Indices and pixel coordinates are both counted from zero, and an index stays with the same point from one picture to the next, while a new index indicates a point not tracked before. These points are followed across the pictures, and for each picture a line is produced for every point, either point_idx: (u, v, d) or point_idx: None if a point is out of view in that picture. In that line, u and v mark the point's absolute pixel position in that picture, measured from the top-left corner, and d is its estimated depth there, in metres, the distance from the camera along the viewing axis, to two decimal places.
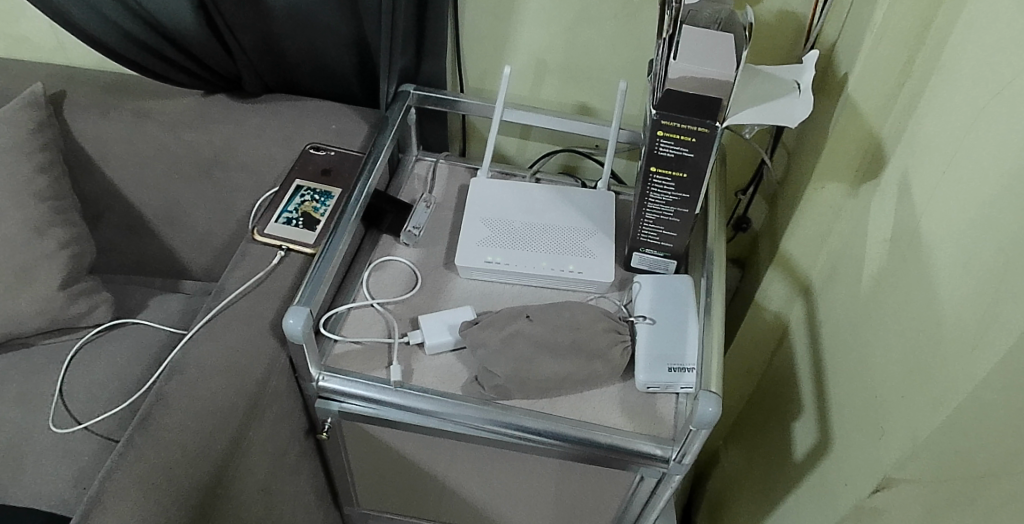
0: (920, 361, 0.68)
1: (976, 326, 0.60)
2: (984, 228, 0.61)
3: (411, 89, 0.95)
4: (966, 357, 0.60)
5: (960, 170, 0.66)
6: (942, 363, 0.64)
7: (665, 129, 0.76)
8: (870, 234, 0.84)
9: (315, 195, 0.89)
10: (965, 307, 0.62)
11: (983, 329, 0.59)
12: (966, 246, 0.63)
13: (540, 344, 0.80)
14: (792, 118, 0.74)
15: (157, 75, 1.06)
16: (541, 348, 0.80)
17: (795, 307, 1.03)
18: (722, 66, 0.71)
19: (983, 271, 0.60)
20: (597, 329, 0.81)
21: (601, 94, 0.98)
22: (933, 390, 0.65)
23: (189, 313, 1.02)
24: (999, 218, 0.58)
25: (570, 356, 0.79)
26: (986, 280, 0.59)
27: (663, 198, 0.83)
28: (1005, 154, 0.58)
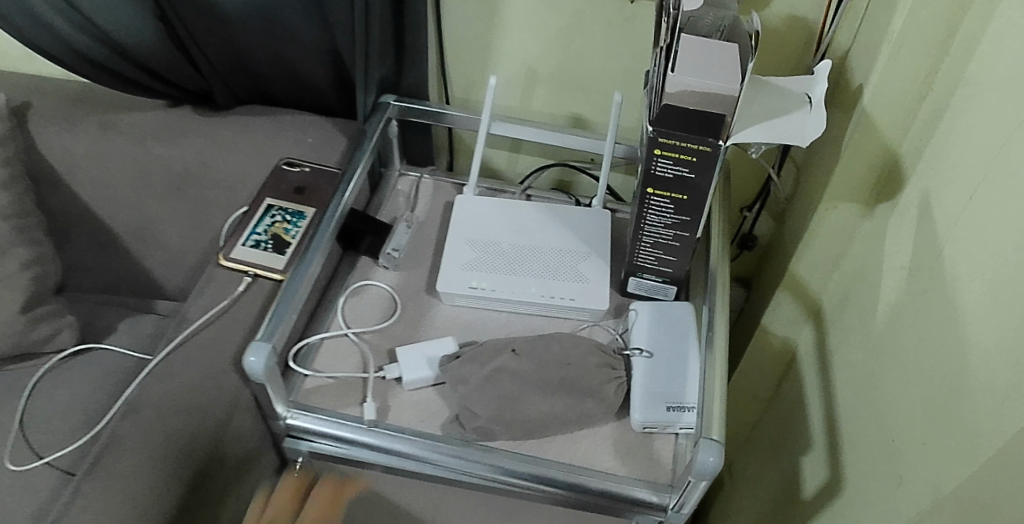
0: (945, 407, 0.61)
1: (1007, 374, 0.53)
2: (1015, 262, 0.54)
3: (392, 101, 0.89)
4: (996, 408, 0.53)
5: (989, 194, 0.59)
6: (969, 413, 0.57)
7: (662, 148, 0.69)
8: (886, 259, 0.77)
9: (287, 216, 0.83)
10: (996, 351, 0.55)
11: (1014, 379, 0.51)
12: (995, 282, 0.56)
13: (526, 380, 0.74)
14: (803, 136, 0.67)
15: (126, 86, 1.00)
16: (527, 386, 0.74)
17: (803, 331, 0.96)
18: (725, 80, 0.64)
19: (1014, 313, 0.53)
20: (588, 365, 0.75)
21: (595, 106, 0.92)
22: (959, 442, 0.58)
23: (157, 336, 0.97)
24: None
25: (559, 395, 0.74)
26: (1018, 324, 0.52)
27: (661, 220, 0.77)
28: None
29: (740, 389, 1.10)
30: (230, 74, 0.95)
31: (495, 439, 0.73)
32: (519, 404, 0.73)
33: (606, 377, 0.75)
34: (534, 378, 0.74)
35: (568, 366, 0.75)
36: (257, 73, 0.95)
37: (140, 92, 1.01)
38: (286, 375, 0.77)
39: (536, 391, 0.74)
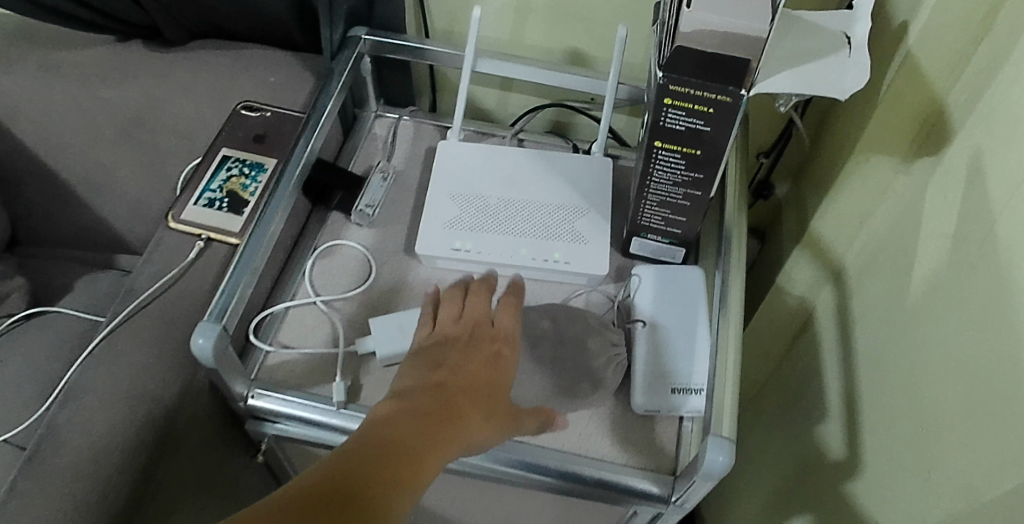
0: (996, 404, 0.54)
1: None
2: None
3: (363, 34, 0.78)
4: None
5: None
6: None
7: (673, 96, 0.59)
8: (926, 222, 0.67)
9: (244, 169, 0.74)
10: None
11: None
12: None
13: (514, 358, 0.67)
14: (842, 90, 0.58)
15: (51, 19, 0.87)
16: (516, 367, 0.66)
17: (823, 292, 0.88)
18: (751, 18, 0.54)
19: None
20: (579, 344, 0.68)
21: (596, 40, 0.81)
22: (1013, 448, 0.51)
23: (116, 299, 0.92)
24: None
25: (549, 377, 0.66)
26: None
27: (670, 177, 0.67)
28: None
29: (752, 347, 1.03)
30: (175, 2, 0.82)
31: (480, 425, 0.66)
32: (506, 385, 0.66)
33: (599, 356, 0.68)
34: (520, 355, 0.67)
35: (558, 343, 0.68)
36: (205, 3, 0.82)
37: (77, 24, 0.87)
38: (249, 350, 0.69)
39: (524, 371, 0.66)
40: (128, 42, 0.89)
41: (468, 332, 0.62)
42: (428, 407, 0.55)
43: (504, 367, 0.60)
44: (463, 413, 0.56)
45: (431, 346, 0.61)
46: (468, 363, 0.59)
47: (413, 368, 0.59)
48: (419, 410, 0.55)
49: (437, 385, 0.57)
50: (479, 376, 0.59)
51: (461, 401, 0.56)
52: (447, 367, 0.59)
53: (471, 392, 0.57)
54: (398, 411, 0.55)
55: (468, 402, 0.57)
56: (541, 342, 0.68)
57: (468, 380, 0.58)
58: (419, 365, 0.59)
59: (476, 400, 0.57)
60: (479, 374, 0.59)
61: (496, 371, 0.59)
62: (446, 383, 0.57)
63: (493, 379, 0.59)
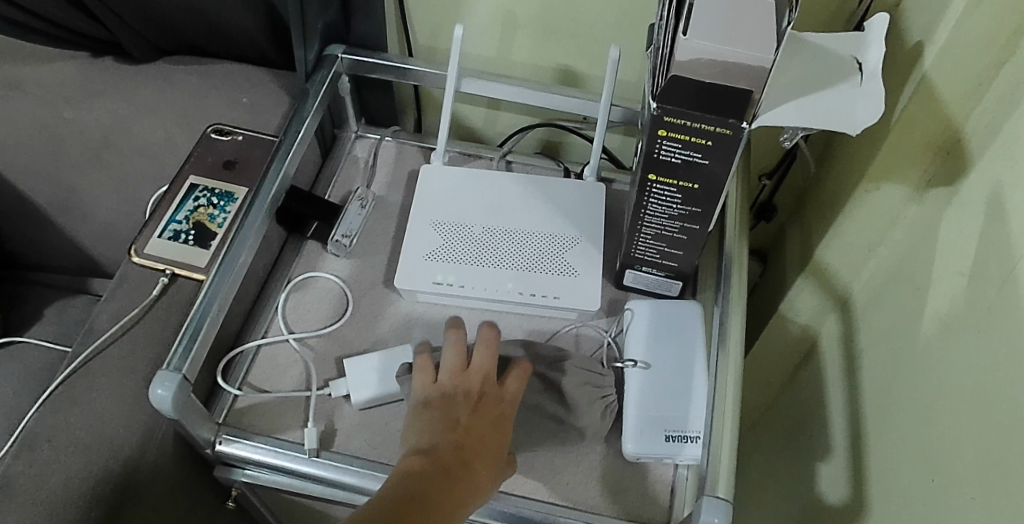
0: (1012, 466, 0.49)
1: None
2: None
3: (340, 52, 0.74)
4: None
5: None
6: None
7: (667, 128, 0.54)
8: (939, 257, 0.63)
9: (213, 198, 0.70)
10: None
11: None
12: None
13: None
14: (853, 124, 0.54)
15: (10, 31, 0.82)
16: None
17: (828, 320, 0.84)
18: (753, 47, 0.49)
19: None
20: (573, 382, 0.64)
21: (588, 58, 0.77)
22: None
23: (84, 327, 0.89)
24: None
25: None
26: None
27: (665, 210, 0.63)
28: None
29: (753, 373, 0.99)
30: (140, 14, 0.77)
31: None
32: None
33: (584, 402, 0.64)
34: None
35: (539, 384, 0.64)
36: (174, 17, 0.78)
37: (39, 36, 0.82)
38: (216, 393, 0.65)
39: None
40: (97, 57, 0.85)
41: (477, 390, 0.59)
42: (448, 470, 0.53)
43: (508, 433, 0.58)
44: (477, 476, 0.54)
45: (438, 403, 0.58)
46: (478, 427, 0.56)
47: (422, 426, 0.56)
48: (440, 474, 0.52)
49: (453, 446, 0.54)
50: (487, 442, 0.56)
51: (475, 463, 0.54)
52: (460, 427, 0.56)
53: (479, 459, 0.55)
54: (418, 475, 0.52)
55: (483, 464, 0.55)
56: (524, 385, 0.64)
57: (481, 441, 0.56)
58: (428, 423, 0.56)
59: (490, 462, 0.55)
60: (489, 435, 0.56)
61: (501, 437, 0.57)
62: (462, 444, 0.55)
63: (498, 446, 0.57)
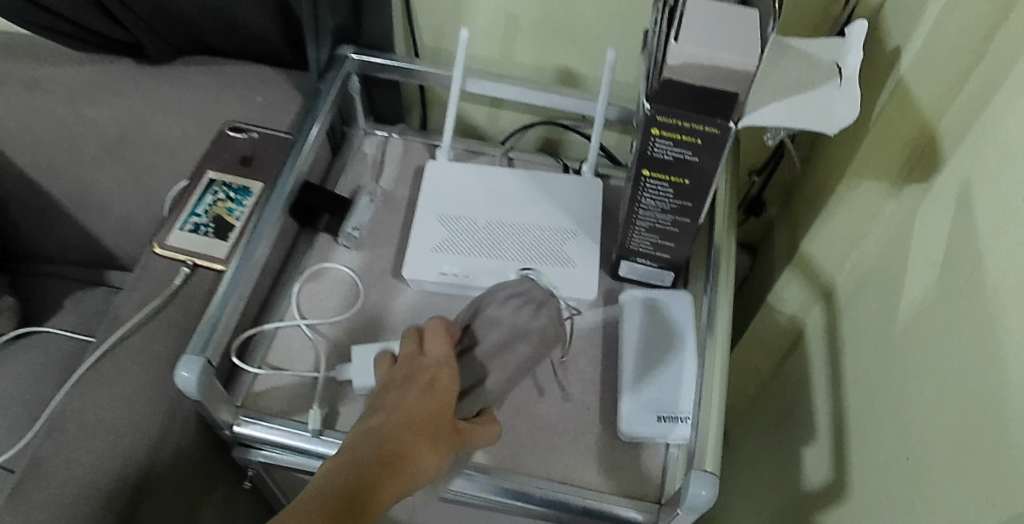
0: (978, 439, 0.53)
1: None
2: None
3: (351, 53, 0.77)
4: None
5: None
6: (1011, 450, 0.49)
7: (660, 127, 0.58)
8: (915, 249, 0.67)
9: (230, 192, 0.74)
10: None
11: None
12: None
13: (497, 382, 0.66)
14: (832, 122, 0.58)
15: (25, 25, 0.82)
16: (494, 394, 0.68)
17: (814, 310, 0.89)
18: (739, 53, 0.53)
19: None
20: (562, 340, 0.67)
21: (586, 59, 0.81)
22: (999, 487, 0.50)
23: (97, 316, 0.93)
24: None
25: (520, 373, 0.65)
26: None
27: (658, 205, 0.67)
28: None
29: (742, 362, 1.04)
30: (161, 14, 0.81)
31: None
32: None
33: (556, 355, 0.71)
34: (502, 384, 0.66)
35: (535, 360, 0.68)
36: (190, 18, 0.81)
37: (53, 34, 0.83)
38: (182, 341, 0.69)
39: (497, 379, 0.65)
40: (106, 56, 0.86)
41: (403, 372, 0.58)
42: (374, 452, 0.51)
43: (440, 394, 0.55)
44: (410, 447, 0.52)
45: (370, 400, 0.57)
46: (401, 403, 0.55)
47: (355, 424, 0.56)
48: (362, 460, 0.51)
49: (378, 431, 0.53)
50: (414, 410, 0.54)
51: (404, 435, 0.52)
52: (383, 411, 0.54)
53: (408, 428, 0.53)
54: (342, 468, 0.51)
55: (414, 434, 0.53)
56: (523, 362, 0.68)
57: (409, 412, 0.54)
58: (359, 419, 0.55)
59: (424, 428, 0.53)
60: (417, 404, 0.54)
61: (433, 401, 0.55)
62: (387, 424, 0.53)
63: (433, 410, 0.54)
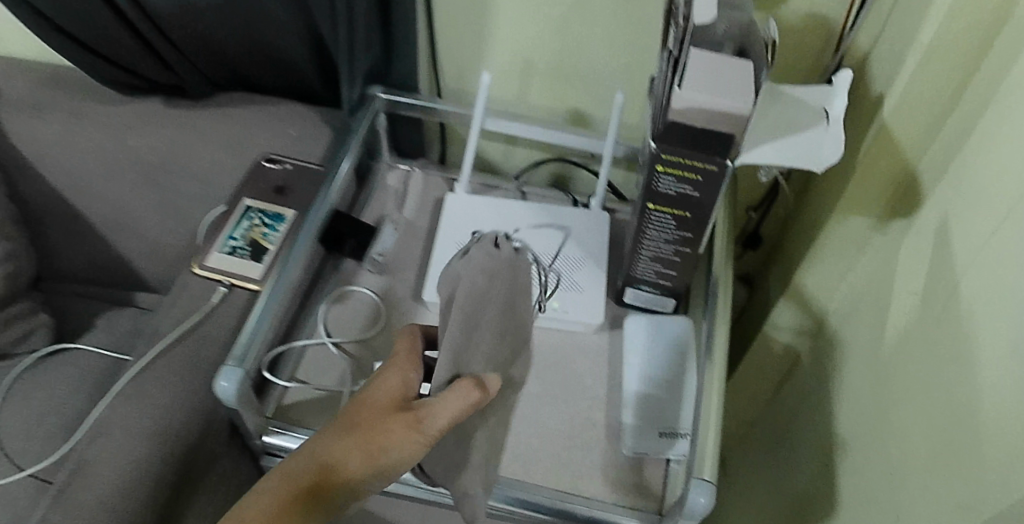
0: (949, 452, 0.58)
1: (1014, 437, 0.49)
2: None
3: (379, 92, 0.84)
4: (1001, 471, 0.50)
5: (1019, 228, 0.53)
6: (976, 460, 0.54)
7: (665, 165, 0.64)
8: (898, 279, 0.72)
9: (265, 218, 0.79)
10: (1003, 408, 0.51)
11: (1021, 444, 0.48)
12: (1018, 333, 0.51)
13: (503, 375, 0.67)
14: (819, 160, 0.64)
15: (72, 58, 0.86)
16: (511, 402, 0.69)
17: (806, 339, 0.94)
18: (734, 97, 0.58)
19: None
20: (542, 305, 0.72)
21: (595, 101, 0.88)
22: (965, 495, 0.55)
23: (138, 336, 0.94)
24: None
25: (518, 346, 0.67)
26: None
27: (662, 236, 0.72)
28: None
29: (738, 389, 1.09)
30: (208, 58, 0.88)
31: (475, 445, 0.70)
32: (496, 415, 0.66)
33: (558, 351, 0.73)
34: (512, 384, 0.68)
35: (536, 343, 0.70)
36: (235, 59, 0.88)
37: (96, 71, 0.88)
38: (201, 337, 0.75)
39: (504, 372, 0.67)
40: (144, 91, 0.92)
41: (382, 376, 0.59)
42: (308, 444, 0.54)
43: (381, 385, 0.54)
44: (330, 436, 0.52)
45: None
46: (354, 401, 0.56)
47: None
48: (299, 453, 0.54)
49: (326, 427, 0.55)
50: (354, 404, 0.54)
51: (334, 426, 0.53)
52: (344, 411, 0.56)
53: (340, 420, 0.53)
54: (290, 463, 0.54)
55: (339, 424, 0.53)
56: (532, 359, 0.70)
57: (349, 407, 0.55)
58: None
59: (349, 417, 0.53)
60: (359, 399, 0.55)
61: (371, 393, 0.54)
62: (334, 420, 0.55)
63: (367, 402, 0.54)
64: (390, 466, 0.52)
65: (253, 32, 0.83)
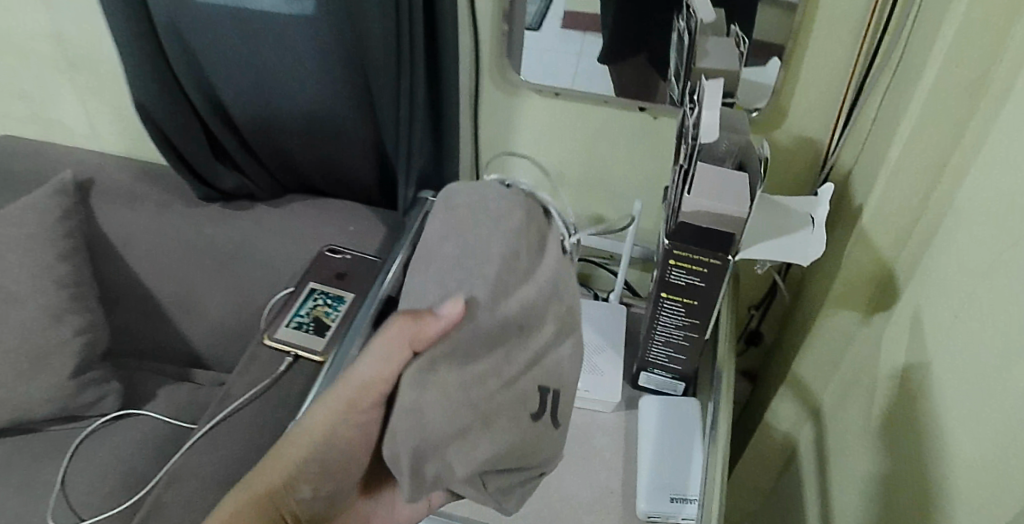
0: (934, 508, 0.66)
1: (989, 483, 0.58)
2: (999, 376, 0.59)
3: (430, 196, 0.98)
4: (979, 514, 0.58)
5: (975, 311, 0.64)
6: (959, 510, 0.62)
7: (676, 258, 0.76)
8: (882, 366, 0.83)
9: (328, 299, 0.90)
10: (978, 461, 0.60)
11: (995, 488, 0.57)
12: (982, 398, 0.61)
13: (499, 359, 0.57)
14: (804, 256, 0.76)
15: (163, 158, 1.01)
16: (517, 406, 0.57)
17: (805, 427, 1.03)
18: (734, 202, 0.71)
19: (991, 428, 0.59)
20: (551, 263, 0.61)
21: (615, 209, 1.07)
22: None
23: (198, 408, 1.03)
24: (1004, 372, 0.58)
25: (512, 316, 0.57)
26: (995, 436, 0.58)
27: (673, 321, 0.83)
28: (1010, 311, 0.58)
29: (745, 477, 1.17)
30: (288, 172, 1.07)
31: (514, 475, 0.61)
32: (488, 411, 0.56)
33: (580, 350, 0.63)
34: (511, 376, 0.57)
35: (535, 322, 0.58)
36: (308, 171, 1.06)
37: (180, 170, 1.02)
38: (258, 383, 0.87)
39: (499, 355, 0.57)
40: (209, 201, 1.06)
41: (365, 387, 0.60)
42: None
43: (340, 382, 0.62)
44: None
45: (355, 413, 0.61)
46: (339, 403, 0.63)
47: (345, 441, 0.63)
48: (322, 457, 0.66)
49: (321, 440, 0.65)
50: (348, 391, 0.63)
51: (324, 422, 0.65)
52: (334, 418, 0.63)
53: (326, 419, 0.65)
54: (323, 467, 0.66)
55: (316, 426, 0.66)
56: (534, 348, 0.58)
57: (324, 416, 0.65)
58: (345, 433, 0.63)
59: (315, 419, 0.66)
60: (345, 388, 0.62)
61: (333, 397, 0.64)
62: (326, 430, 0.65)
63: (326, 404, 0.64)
64: (336, 442, 0.62)
65: (325, 150, 1.01)
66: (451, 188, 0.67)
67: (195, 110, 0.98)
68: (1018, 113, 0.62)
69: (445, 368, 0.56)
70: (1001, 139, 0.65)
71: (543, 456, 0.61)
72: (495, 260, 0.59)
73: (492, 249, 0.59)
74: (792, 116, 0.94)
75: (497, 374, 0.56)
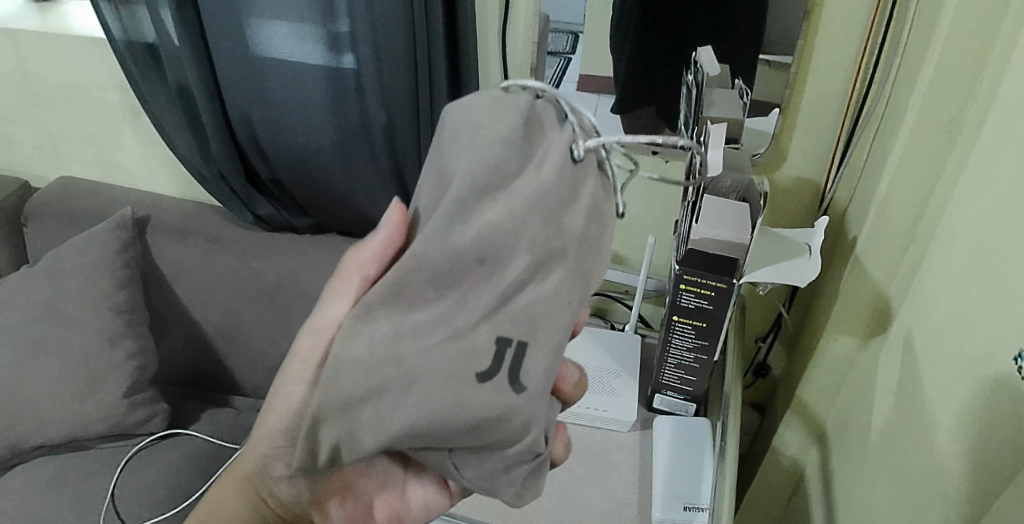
0: (930, 502, 0.72)
1: (990, 471, 0.64)
2: (987, 381, 0.66)
3: None
4: (979, 500, 0.65)
5: (959, 324, 0.72)
6: (954, 500, 0.68)
7: (686, 283, 0.83)
8: (879, 386, 0.89)
9: None
10: (975, 453, 0.66)
11: (995, 474, 0.63)
12: (974, 396, 0.67)
13: (451, 306, 0.48)
14: (802, 278, 0.84)
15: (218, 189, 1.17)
16: (461, 364, 0.47)
17: (810, 453, 1.09)
18: (737, 230, 0.81)
19: (986, 421, 0.65)
20: (541, 188, 0.46)
21: (632, 247, 1.14)
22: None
23: (238, 430, 1.12)
24: (994, 371, 0.65)
25: (463, 252, 0.47)
26: (991, 428, 0.65)
27: (683, 344, 0.90)
28: (994, 315, 0.65)
29: (755, 503, 1.22)
30: (328, 217, 1.17)
31: (489, 457, 0.51)
32: (414, 370, 0.47)
33: (572, 288, 0.48)
34: (463, 326, 0.47)
35: (498, 256, 0.47)
36: (344, 215, 1.16)
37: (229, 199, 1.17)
38: None
39: (451, 301, 0.48)
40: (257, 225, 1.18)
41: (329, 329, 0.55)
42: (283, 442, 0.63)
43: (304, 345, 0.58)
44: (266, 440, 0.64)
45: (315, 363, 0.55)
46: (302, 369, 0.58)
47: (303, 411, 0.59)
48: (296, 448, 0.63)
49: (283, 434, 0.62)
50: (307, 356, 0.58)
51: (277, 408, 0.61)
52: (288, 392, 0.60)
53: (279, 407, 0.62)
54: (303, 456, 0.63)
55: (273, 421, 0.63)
56: (496, 290, 0.47)
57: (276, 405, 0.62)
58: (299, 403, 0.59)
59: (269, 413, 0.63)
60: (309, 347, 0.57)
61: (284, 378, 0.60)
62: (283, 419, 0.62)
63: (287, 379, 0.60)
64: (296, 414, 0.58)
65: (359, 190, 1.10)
66: (451, 107, 0.50)
67: (242, 152, 1.09)
68: (991, 147, 0.70)
69: (384, 317, 0.48)
70: (973, 173, 0.73)
71: (513, 428, 0.48)
72: (459, 179, 0.47)
73: (458, 179, 0.47)
74: (790, 158, 1.03)
75: (447, 321, 0.48)
